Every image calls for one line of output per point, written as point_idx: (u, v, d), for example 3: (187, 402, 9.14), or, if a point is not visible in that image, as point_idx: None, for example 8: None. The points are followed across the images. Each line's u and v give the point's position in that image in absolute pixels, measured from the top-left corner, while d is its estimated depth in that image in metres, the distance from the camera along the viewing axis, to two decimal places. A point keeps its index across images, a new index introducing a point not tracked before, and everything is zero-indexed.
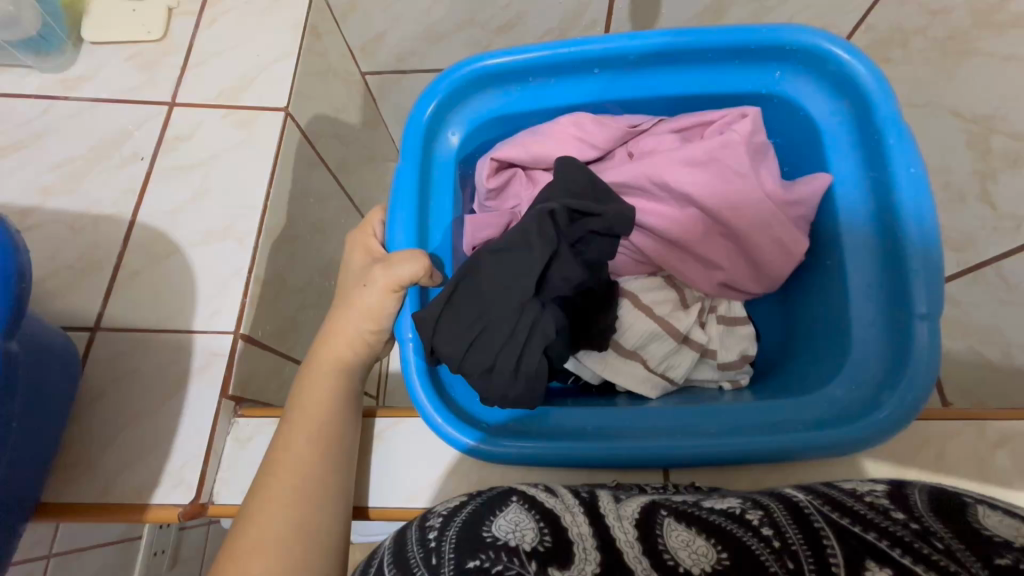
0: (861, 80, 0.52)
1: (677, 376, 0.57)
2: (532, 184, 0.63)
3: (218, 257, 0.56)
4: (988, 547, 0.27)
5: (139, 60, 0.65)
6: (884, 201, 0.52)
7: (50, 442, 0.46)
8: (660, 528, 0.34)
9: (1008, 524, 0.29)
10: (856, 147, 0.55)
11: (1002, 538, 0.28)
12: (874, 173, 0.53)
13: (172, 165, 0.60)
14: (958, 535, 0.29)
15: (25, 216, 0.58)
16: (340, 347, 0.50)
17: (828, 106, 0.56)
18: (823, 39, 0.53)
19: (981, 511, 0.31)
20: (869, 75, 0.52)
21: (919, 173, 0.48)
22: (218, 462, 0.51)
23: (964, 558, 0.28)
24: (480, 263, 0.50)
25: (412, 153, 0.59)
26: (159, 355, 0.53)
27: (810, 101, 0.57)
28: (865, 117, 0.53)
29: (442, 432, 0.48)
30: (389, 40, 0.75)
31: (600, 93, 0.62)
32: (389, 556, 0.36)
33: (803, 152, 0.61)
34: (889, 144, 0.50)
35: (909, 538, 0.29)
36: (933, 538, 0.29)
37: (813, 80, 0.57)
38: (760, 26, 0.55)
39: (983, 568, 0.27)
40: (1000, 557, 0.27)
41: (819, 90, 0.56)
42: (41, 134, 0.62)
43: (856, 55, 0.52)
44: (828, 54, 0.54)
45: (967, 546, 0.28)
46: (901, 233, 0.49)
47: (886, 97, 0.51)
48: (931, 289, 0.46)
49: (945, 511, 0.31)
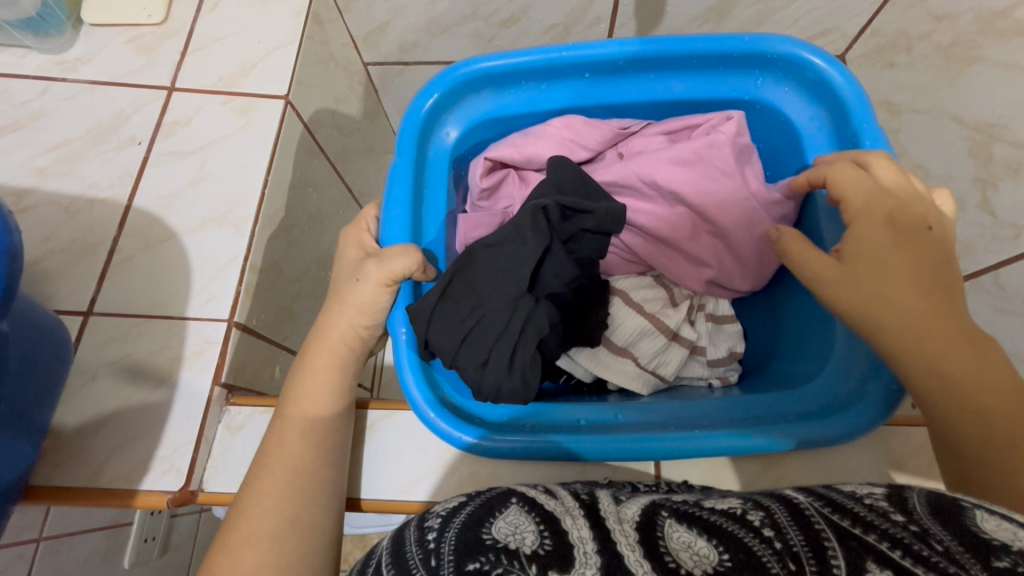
0: (837, 87, 0.53)
1: (667, 373, 0.57)
2: (524, 184, 0.63)
3: (214, 244, 0.56)
4: (987, 549, 0.26)
5: (138, 44, 0.64)
6: None
7: (38, 425, 0.45)
8: (661, 530, 0.34)
9: (1006, 529, 0.28)
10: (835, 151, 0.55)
11: (1000, 542, 0.27)
12: None
13: (171, 151, 0.60)
14: (956, 535, 0.28)
15: (21, 197, 0.58)
16: (330, 340, 0.49)
17: (807, 111, 0.56)
18: (801, 48, 0.54)
19: (979, 514, 0.29)
20: (845, 81, 0.52)
21: None
22: (209, 451, 0.50)
23: (963, 560, 0.26)
24: (474, 257, 0.50)
25: (407, 147, 0.58)
26: (154, 340, 0.52)
27: (789, 107, 0.57)
28: (843, 123, 0.53)
29: (439, 429, 0.47)
30: (393, 31, 0.74)
31: (589, 97, 0.62)
32: (386, 556, 0.35)
33: (783, 157, 0.61)
34: (864, 147, 0.50)
35: (908, 540, 0.29)
36: (932, 540, 0.28)
37: (791, 86, 0.57)
38: (743, 35, 0.55)
39: (982, 569, 0.26)
40: (999, 560, 0.26)
41: (798, 96, 0.57)
42: (37, 115, 0.61)
43: (831, 62, 0.53)
44: (805, 62, 0.54)
45: (967, 548, 0.27)
46: None
47: (861, 103, 0.51)
48: None
49: (941, 510, 0.30)
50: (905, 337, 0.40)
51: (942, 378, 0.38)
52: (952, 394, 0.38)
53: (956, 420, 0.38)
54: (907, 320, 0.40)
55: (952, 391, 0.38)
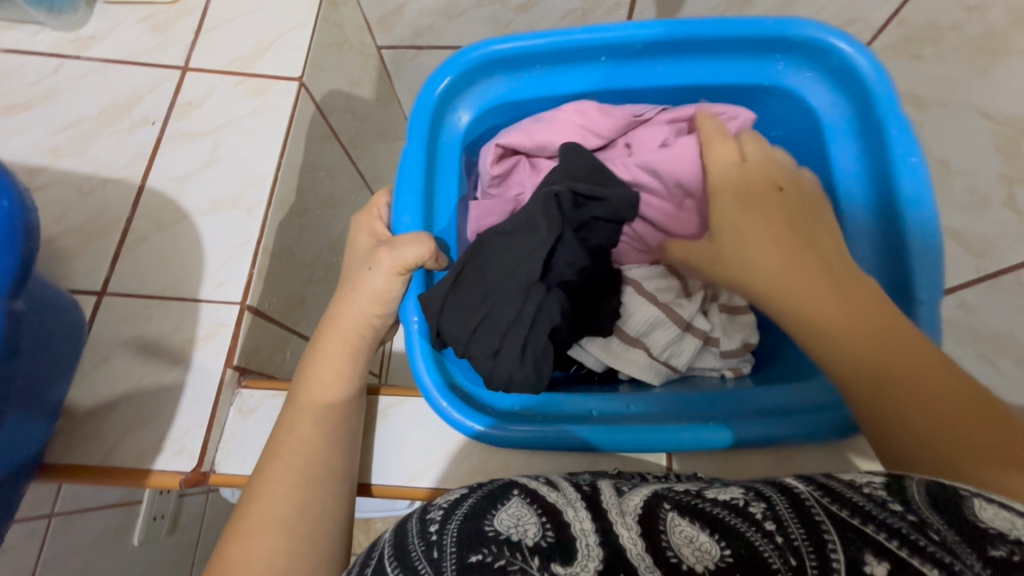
0: (861, 72, 0.52)
1: (679, 364, 0.57)
2: (535, 171, 0.62)
3: (225, 225, 0.56)
4: (982, 536, 0.27)
5: (152, 23, 0.63)
6: (885, 190, 0.51)
7: (52, 404, 0.46)
8: (663, 524, 0.33)
9: (1004, 518, 0.28)
10: (856, 137, 0.54)
11: (996, 531, 0.27)
12: (875, 164, 0.52)
13: (183, 133, 0.59)
14: (953, 523, 0.28)
15: (34, 175, 0.58)
16: (341, 330, 0.49)
17: (829, 98, 0.55)
18: (826, 32, 0.52)
19: (978, 504, 0.29)
20: (871, 66, 0.51)
21: (920, 162, 0.48)
22: (221, 433, 0.51)
23: (959, 551, 0.27)
24: (485, 245, 0.49)
25: (419, 131, 0.57)
26: (166, 321, 0.52)
27: (811, 93, 0.56)
28: (866, 111, 0.52)
29: (449, 416, 0.47)
30: (407, 14, 0.73)
31: (604, 81, 0.60)
32: (389, 548, 0.34)
33: (801, 145, 0.60)
34: (890, 134, 0.50)
35: (906, 530, 0.28)
36: (930, 530, 0.28)
37: (814, 72, 0.56)
38: (765, 18, 0.53)
39: (979, 561, 0.26)
40: (994, 549, 0.26)
41: (821, 82, 0.56)
42: (50, 94, 0.61)
43: (856, 46, 0.52)
44: (829, 47, 0.53)
45: (964, 538, 0.27)
46: (901, 222, 0.49)
47: (886, 88, 0.50)
48: (931, 274, 0.47)
49: (938, 498, 0.30)
50: (802, 312, 0.43)
51: (865, 356, 0.39)
52: (867, 368, 0.38)
53: (911, 406, 0.36)
54: (812, 297, 0.42)
55: (872, 369, 0.38)
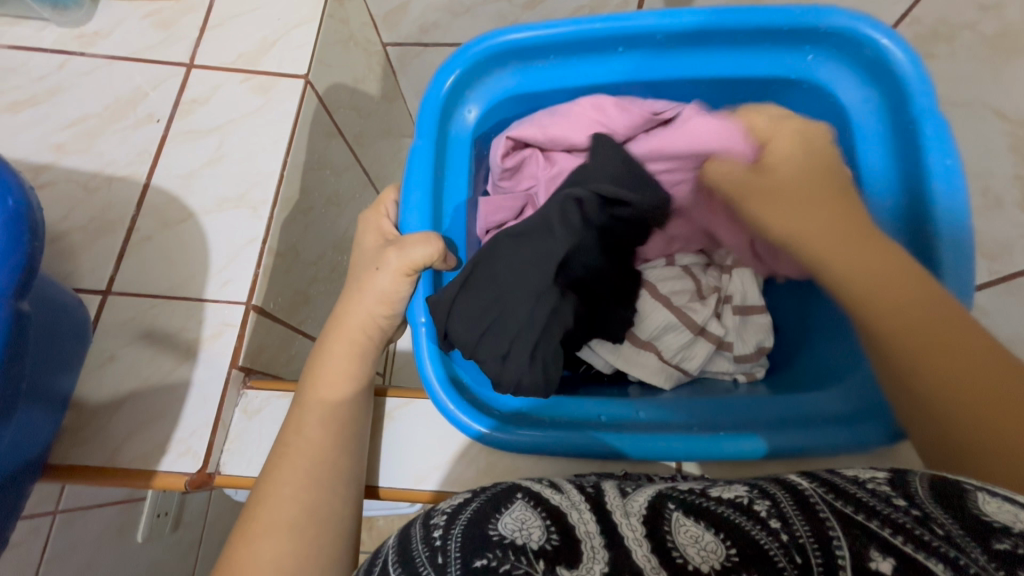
0: (896, 65, 0.51)
1: (691, 368, 0.56)
2: (550, 165, 0.61)
3: (230, 223, 0.55)
4: (987, 530, 0.26)
5: (157, 19, 0.63)
6: (915, 187, 0.51)
7: (56, 404, 0.45)
8: (668, 524, 0.32)
9: (1008, 510, 0.27)
10: (885, 134, 0.54)
11: (1001, 523, 0.26)
12: (906, 161, 0.52)
13: (188, 130, 0.59)
14: (957, 516, 0.27)
15: (38, 172, 0.57)
16: (348, 329, 0.48)
17: (859, 93, 0.55)
18: (860, 22, 0.51)
19: (981, 497, 0.28)
20: (906, 60, 0.50)
21: (956, 164, 0.48)
22: (227, 434, 0.50)
23: (964, 544, 0.26)
24: (498, 247, 0.49)
25: (428, 127, 0.56)
26: (171, 320, 0.52)
27: (842, 87, 0.56)
28: (899, 106, 0.52)
29: (454, 418, 0.46)
30: (413, 11, 0.72)
31: (626, 72, 0.60)
32: (393, 555, 0.34)
33: None
34: (925, 133, 0.49)
35: (910, 524, 0.28)
36: (932, 524, 0.27)
37: (848, 64, 0.55)
38: (797, 7, 0.53)
39: (984, 554, 0.25)
40: (1000, 542, 0.25)
41: (854, 76, 0.55)
42: (55, 90, 0.60)
43: (891, 37, 0.51)
44: (864, 38, 0.52)
45: (968, 531, 0.26)
46: (931, 220, 0.48)
47: (922, 85, 0.50)
48: (961, 272, 0.46)
49: (943, 491, 0.29)
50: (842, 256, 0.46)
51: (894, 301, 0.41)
52: (897, 314, 0.41)
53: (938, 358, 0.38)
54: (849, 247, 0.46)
55: (902, 315, 0.41)
